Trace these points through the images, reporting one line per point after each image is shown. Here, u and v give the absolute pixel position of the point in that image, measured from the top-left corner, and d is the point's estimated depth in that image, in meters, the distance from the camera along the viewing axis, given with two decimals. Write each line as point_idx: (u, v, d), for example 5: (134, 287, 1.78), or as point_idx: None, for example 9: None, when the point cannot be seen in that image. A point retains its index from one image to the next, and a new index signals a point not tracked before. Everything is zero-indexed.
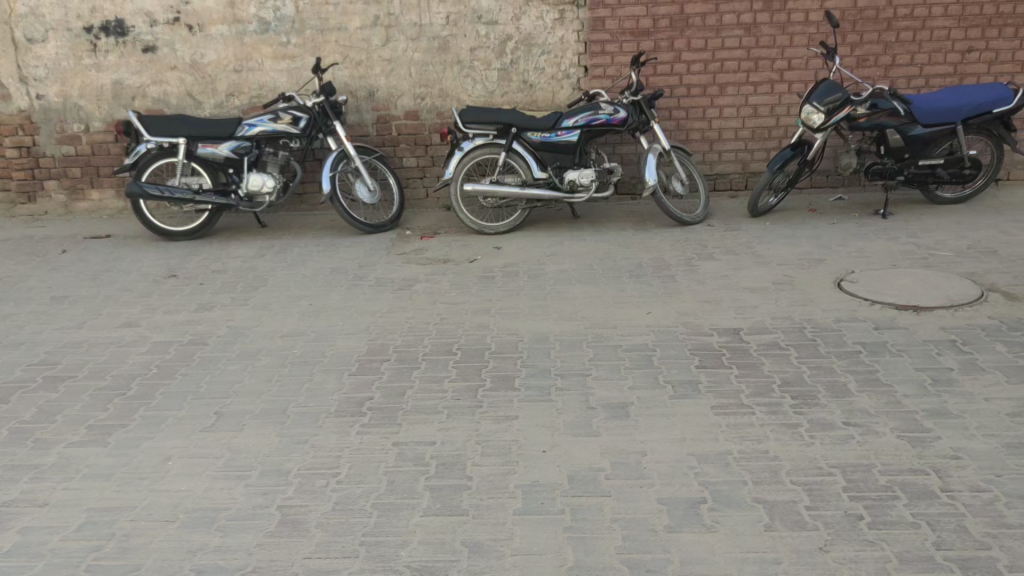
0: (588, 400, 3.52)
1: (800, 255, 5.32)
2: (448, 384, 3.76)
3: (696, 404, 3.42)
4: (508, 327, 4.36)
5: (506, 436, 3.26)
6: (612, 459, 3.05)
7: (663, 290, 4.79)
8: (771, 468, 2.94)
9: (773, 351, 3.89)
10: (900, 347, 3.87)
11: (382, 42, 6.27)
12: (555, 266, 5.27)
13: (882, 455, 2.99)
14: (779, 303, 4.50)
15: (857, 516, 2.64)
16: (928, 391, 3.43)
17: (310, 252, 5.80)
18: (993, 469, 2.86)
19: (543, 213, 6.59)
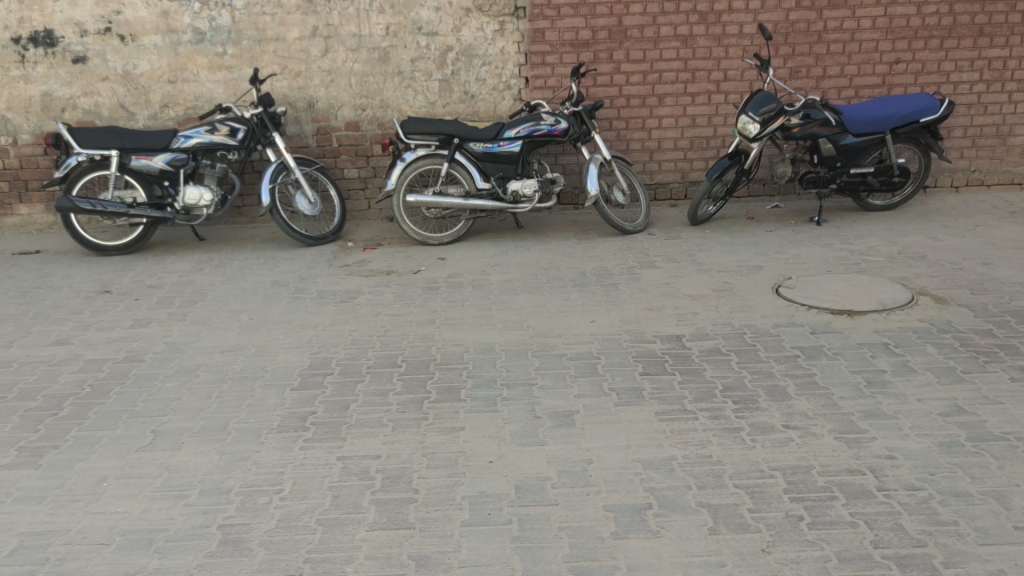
0: (534, 410, 4.02)
1: (735, 258, 6.13)
2: (393, 397, 4.20)
3: (644, 411, 3.97)
4: (452, 339, 4.89)
5: (453, 447, 3.70)
6: (557, 470, 3.49)
7: (605, 298, 5.48)
8: (715, 473, 3.43)
9: (714, 357, 4.53)
10: (835, 351, 4.54)
11: (315, 42, 6.76)
12: (498, 277, 5.92)
13: (819, 456, 3.52)
14: (719, 309, 5.21)
15: (798, 517, 3.10)
16: (862, 393, 4.05)
17: (249, 265, 6.27)
18: (924, 468, 3.38)
19: (464, 153, 6.48)
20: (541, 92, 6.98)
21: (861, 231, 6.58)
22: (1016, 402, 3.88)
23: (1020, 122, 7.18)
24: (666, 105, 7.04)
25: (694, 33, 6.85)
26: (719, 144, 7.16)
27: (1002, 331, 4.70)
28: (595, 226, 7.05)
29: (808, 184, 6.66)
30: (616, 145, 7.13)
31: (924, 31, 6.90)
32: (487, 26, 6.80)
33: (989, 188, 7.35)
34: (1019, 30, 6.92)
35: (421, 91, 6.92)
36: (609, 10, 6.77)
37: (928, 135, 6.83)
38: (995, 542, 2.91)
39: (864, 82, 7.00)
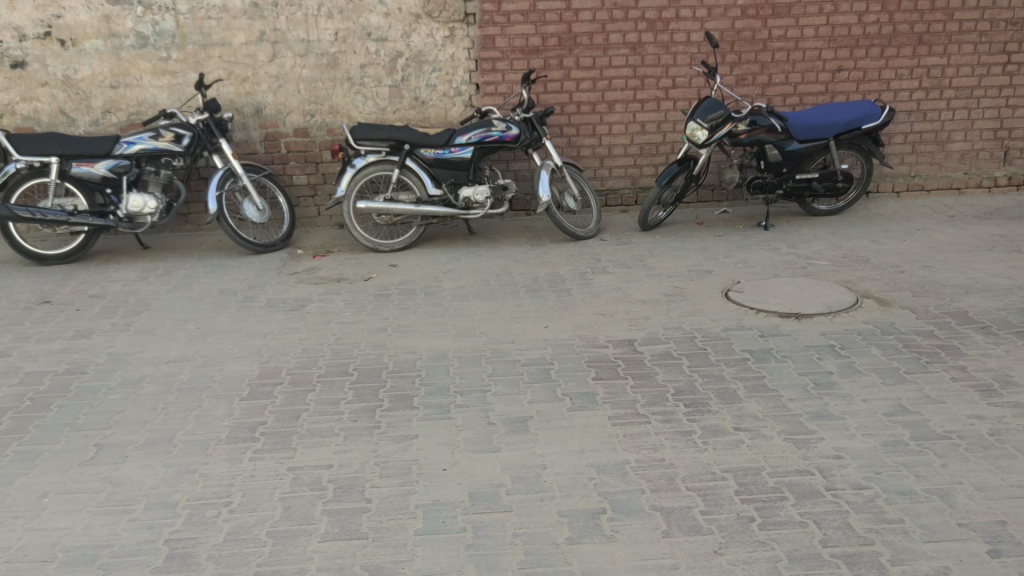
0: (487, 417, 4.00)
1: (685, 263, 6.19)
2: (344, 405, 4.15)
3: (597, 415, 3.98)
4: (404, 347, 4.85)
5: (406, 456, 3.67)
6: (511, 477, 3.48)
7: (558, 304, 5.49)
8: (667, 476, 3.45)
9: (665, 361, 4.57)
10: (783, 353, 4.61)
11: (262, 47, 6.67)
12: (450, 284, 5.90)
13: (769, 458, 3.56)
14: (670, 313, 5.26)
15: (749, 518, 3.14)
16: (810, 394, 4.11)
17: (196, 274, 6.15)
18: (870, 467, 3.45)
19: (415, 159, 6.46)
20: (492, 98, 6.98)
21: (807, 236, 6.71)
22: (957, 401, 3.98)
23: (958, 128, 7.38)
24: (616, 111, 7.09)
25: (642, 40, 6.92)
26: (669, 150, 7.25)
27: (942, 331, 4.82)
28: (546, 232, 7.07)
29: (755, 189, 6.78)
30: (567, 152, 7.17)
31: (866, 40, 7.06)
32: (437, 32, 6.79)
33: (929, 192, 7.55)
34: (956, 39, 7.12)
35: (371, 97, 6.87)
36: (559, 17, 6.81)
37: (869, 142, 6.96)
38: (940, 539, 2.97)
39: (808, 89, 7.15)
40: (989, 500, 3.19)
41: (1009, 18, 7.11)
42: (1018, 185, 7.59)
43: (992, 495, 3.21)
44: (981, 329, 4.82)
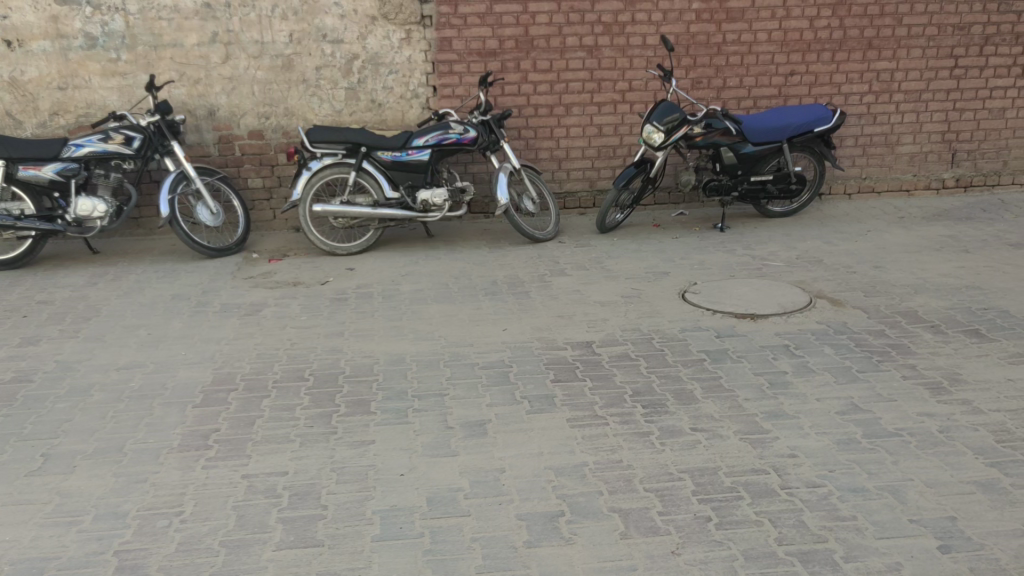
0: (446, 421, 3.98)
1: (642, 265, 6.23)
2: (300, 411, 4.10)
3: (555, 418, 3.98)
4: (362, 351, 4.81)
5: (363, 461, 3.63)
6: (469, 481, 3.46)
7: (516, 306, 5.49)
8: (625, 477, 3.46)
9: (623, 363, 4.59)
10: (739, 353, 4.66)
11: (215, 49, 6.57)
12: (408, 287, 5.87)
13: (725, 457, 3.60)
14: (628, 315, 5.29)
15: (705, 518, 3.16)
16: (765, 394, 4.16)
17: (148, 278, 6.04)
18: (824, 465, 3.50)
19: (372, 162, 6.41)
20: (449, 101, 6.96)
21: (762, 237, 6.80)
22: (907, 399, 4.06)
23: (907, 131, 7.53)
24: (574, 114, 7.12)
25: (599, 43, 6.95)
26: (626, 153, 7.29)
27: (893, 331, 4.91)
28: (505, 235, 7.07)
29: (711, 191, 6.85)
30: (525, 154, 7.18)
31: (817, 44, 7.17)
32: (393, 34, 6.75)
33: (880, 194, 7.70)
34: (905, 43, 7.26)
35: (327, 99, 6.81)
36: (516, 20, 6.81)
37: (821, 144, 7.10)
38: (891, 535, 3.02)
39: (762, 93, 7.25)
40: (939, 496, 3.25)
41: (956, 23, 7.25)
42: (965, 187, 7.76)
43: (941, 490, 3.28)
44: (930, 328, 4.92)
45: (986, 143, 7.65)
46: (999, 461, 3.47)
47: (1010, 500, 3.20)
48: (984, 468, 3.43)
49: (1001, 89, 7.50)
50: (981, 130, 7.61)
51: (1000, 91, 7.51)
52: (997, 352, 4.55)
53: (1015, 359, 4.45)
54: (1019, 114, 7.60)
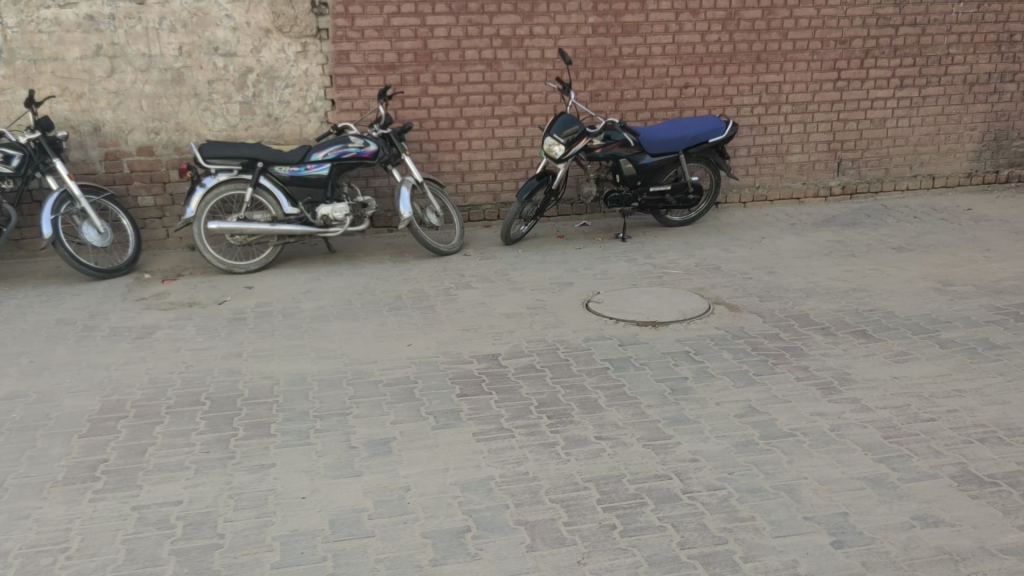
0: (349, 440, 3.90)
1: (547, 276, 6.27)
2: (195, 437, 3.95)
3: (461, 433, 3.95)
4: (260, 372, 4.68)
5: (262, 486, 3.52)
6: (373, 501, 3.40)
7: (421, 321, 5.45)
8: (531, 490, 3.46)
9: (529, 374, 4.60)
10: (642, 361, 4.73)
11: (99, 62, 6.32)
12: (309, 305, 5.75)
13: (629, 464, 3.64)
14: (533, 326, 5.31)
15: (610, 526, 3.18)
16: (667, 400, 4.23)
17: (30, 303, 5.73)
18: (723, 467, 3.58)
19: (269, 177, 6.26)
20: (348, 114, 6.87)
21: (662, 246, 6.94)
22: (800, 400, 4.20)
23: (795, 141, 7.84)
24: (475, 127, 7.12)
25: (498, 56, 6.99)
26: (528, 165, 7.34)
27: (787, 334, 5.08)
28: (409, 249, 7.01)
29: (612, 202, 6.96)
30: (427, 167, 7.14)
31: (709, 58, 7.39)
32: (288, 47, 6.62)
33: (772, 202, 7.97)
34: (791, 57, 7.56)
35: (220, 113, 6.62)
36: (414, 33, 6.78)
37: (716, 154, 7.31)
38: (788, 533, 3.11)
39: (658, 105, 7.42)
40: (832, 493, 3.36)
41: (838, 37, 7.59)
42: (851, 194, 8.11)
43: (834, 487, 3.39)
44: (821, 330, 5.11)
45: (869, 151, 8.02)
46: (887, 457, 3.62)
47: (898, 493, 3.33)
48: (873, 464, 3.57)
49: (881, 100, 7.87)
50: (864, 140, 7.97)
51: (880, 101, 7.88)
52: (883, 351, 4.76)
53: (899, 358, 4.66)
54: (898, 124, 7.98)
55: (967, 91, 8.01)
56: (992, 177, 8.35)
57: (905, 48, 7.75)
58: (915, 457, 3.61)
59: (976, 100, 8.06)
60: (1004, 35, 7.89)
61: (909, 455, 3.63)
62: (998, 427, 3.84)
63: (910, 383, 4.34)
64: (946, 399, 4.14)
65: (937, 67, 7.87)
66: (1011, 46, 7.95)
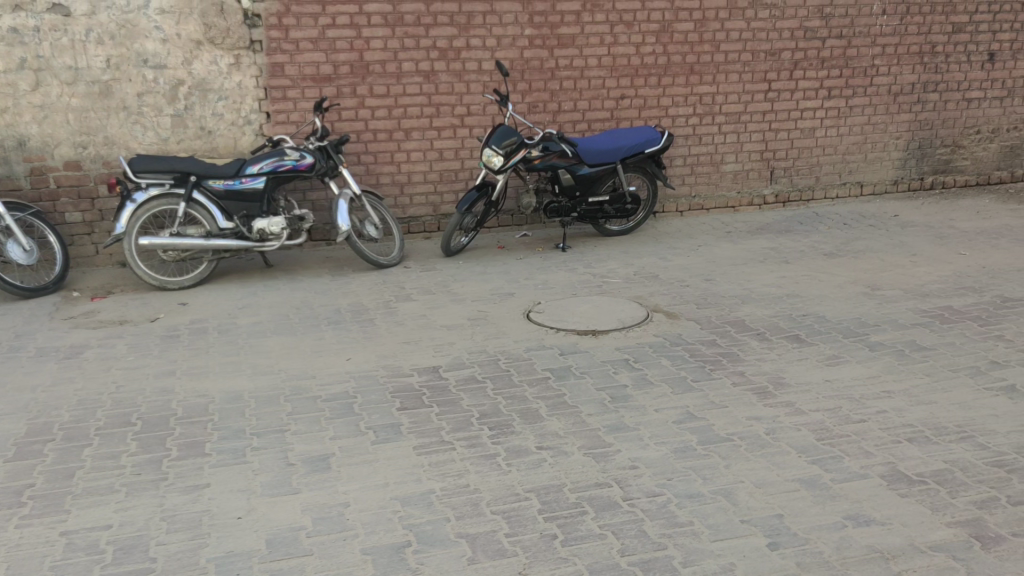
0: (286, 458, 3.84)
1: (487, 287, 6.28)
2: (126, 458, 3.85)
3: (401, 447, 3.92)
4: (194, 390, 4.58)
5: (195, 507, 3.44)
6: (312, 518, 3.35)
7: (361, 335, 5.40)
8: (472, 502, 3.45)
9: (470, 386, 4.59)
10: (582, 370, 4.76)
11: (23, 76, 6.14)
12: (246, 320, 5.65)
13: (570, 474, 3.65)
14: (474, 337, 5.30)
15: (551, 536, 3.19)
16: (607, 408, 4.26)
17: None
18: (662, 474, 3.62)
19: (203, 192, 6.15)
20: (284, 127, 6.79)
21: (601, 255, 7.01)
22: (737, 405, 4.27)
23: (729, 151, 7.99)
24: (413, 139, 7.10)
25: (435, 68, 6.99)
26: (467, 177, 7.33)
27: (723, 340, 5.16)
28: (348, 262, 6.94)
29: (551, 213, 7.00)
30: (365, 180, 7.09)
31: (644, 70, 7.51)
32: (221, 59, 6.53)
33: (709, 211, 8.10)
34: (723, 68, 7.72)
35: (151, 126, 6.49)
36: (350, 45, 6.75)
37: (653, 164, 7.41)
38: (725, 536, 3.15)
39: (595, 116, 7.50)
40: (767, 495, 3.42)
41: (768, 50, 7.78)
42: (784, 202, 8.30)
43: (769, 490, 3.46)
44: (757, 336, 5.21)
45: (800, 161, 8.23)
46: (820, 458, 3.70)
47: (830, 494, 3.41)
48: (806, 465, 3.65)
49: (810, 110, 8.08)
50: (795, 149, 8.17)
51: (810, 112, 8.09)
52: (816, 355, 4.88)
53: (831, 361, 4.78)
54: (827, 133, 8.20)
55: (892, 101, 8.27)
56: (917, 185, 8.61)
57: (833, 60, 7.98)
58: (847, 458, 3.70)
59: (901, 110, 8.32)
60: (926, 46, 8.17)
61: (841, 456, 3.72)
62: (926, 426, 3.96)
63: (841, 385, 4.45)
64: (875, 401, 4.26)
65: (863, 78, 8.12)
66: (933, 57, 8.23)
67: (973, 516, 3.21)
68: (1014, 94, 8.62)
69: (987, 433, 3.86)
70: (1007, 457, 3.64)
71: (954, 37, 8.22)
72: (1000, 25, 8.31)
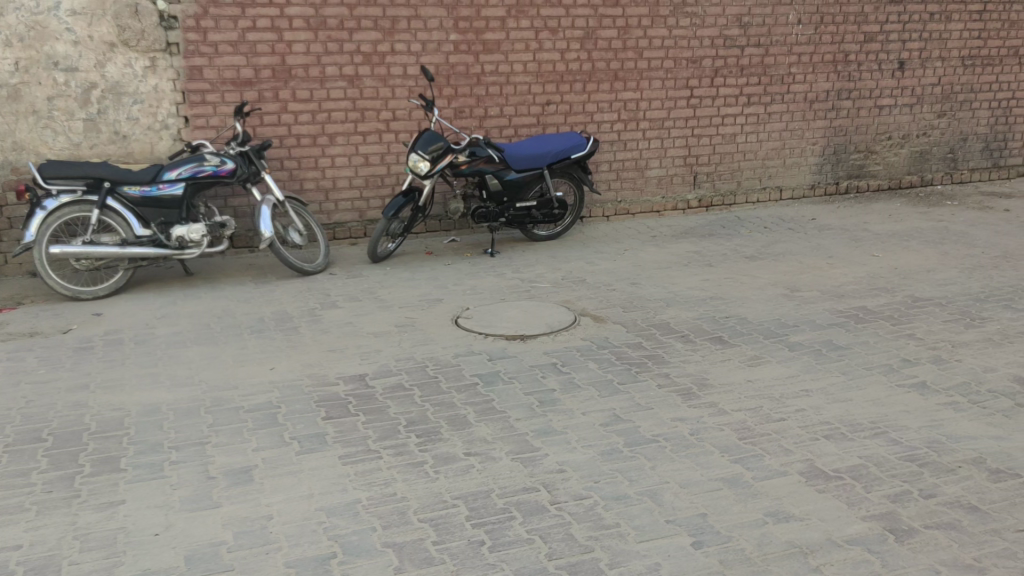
0: (206, 471, 3.74)
1: (414, 293, 6.23)
2: (36, 476, 3.69)
3: (326, 457, 3.85)
4: (110, 404, 4.42)
5: (110, 525, 3.31)
6: (233, 532, 3.26)
7: (285, 343, 5.29)
8: (399, 510, 3.41)
9: (397, 394, 4.54)
10: (510, 375, 4.76)
11: None
12: (164, 330, 5.48)
13: (498, 479, 3.64)
14: (401, 344, 5.25)
15: (479, 542, 3.18)
16: (535, 413, 4.27)
17: None
18: (590, 476, 3.64)
19: (118, 199, 5.95)
20: (203, 131, 6.62)
21: (529, 260, 7.03)
22: (662, 406, 4.32)
23: (653, 156, 8.12)
24: (338, 144, 7.01)
25: (359, 73, 6.92)
26: (394, 182, 7.27)
27: (649, 342, 5.23)
28: (272, 269, 6.81)
29: (479, 218, 6.99)
30: (289, 185, 6.97)
31: (569, 76, 7.57)
32: (136, 62, 6.34)
33: (634, 215, 8.21)
34: (646, 75, 7.84)
35: (62, 131, 6.26)
36: (271, 49, 6.63)
37: (579, 170, 7.47)
38: (650, 537, 3.19)
39: (521, 121, 7.53)
40: (691, 495, 3.47)
41: (690, 57, 7.94)
42: (707, 207, 8.44)
43: (694, 489, 3.51)
44: (681, 338, 5.29)
45: (722, 166, 8.40)
46: (742, 457, 3.78)
47: (752, 492, 3.48)
48: (728, 465, 3.71)
49: (731, 117, 8.26)
50: (717, 154, 8.34)
51: (730, 118, 8.27)
52: (738, 356, 4.98)
53: (753, 361, 4.88)
54: (747, 139, 8.39)
55: (809, 108, 8.52)
56: (833, 189, 8.88)
57: (751, 68, 8.18)
58: (767, 456, 3.78)
59: (817, 117, 8.58)
60: (839, 55, 8.45)
61: (762, 455, 3.80)
62: (841, 423, 4.07)
63: (763, 385, 4.55)
64: (794, 399, 4.36)
65: (781, 86, 8.34)
66: (846, 65, 8.52)
67: (886, 510, 3.31)
68: (923, 100, 8.95)
69: (899, 429, 3.99)
70: (918, 452, 3.77)
71: (866, 46, 8.52)
72: (908, 34, 8.64)
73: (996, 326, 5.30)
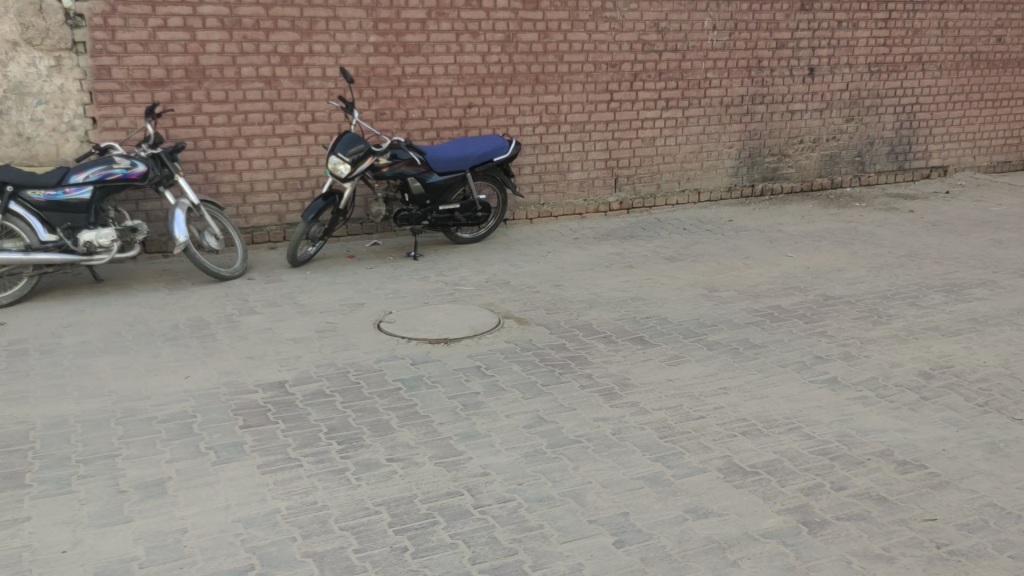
0: (116, 484, 3.60)
1: (335, 297, 6.14)
2: None
3: (244, 466, 3.76)
4: (13, 417, 4.22)
5: (12, 544, 3.16)
6: (145, 548, 3.15)
7: (202, 350, 5.15)
8: (319, 519, 3.34)
9: (318, 400, 4.45)
10: (433, 379, 4.73)
11: None
12: (72, 339, 5.27)
13: (421, 484, 3.61)
14: (322, 349, 5.17)
15: (402, 549, 3.14)
16: (458, 416, 4.25)
17: None
18: (513, 478, 3.64)
19: (21, 203, 5.69)
20: (113, 133, 6.38)
21: (452, 263, 7.00)
22: (584, 407, 4.35)
23: (575, 159, 8.19)
24: (255, 146, 6.86)
25: (276, 74, 6.79)
26: (313, 185, 7.15)
27: (572, 344, 5.26)
28: (187, 275, 6.61)
29: (402, 221, 6.93)
30: (204, 188, 6.78)
31: (490, 79, 7.58)
32: (40, 61, 6.09)
33: (557, 218, 8.27)
34: (567, 79, 7.90)
35: None
36: (184, 48, 6.44)
37: (501, 172, 7.47)
38: (573, 537, 3.20)
39: (443, 124, 7.50)
40: (614, 494, 3.51)
41: (609, 61, 8.03)
42: (627, 209, 8.56)
43: (616, 489, 3.55)
44: (603, 339, 5.34)
45: (642, 169, 8.54)
46: (663, 455, 3.84)
47: (672, 489, 3.54)
48: (649, 464, 3.76)
49: (650, 120, 8.40)
50: (636, 157, 8.47)
51: (649, 121, 8.40)
52: (658, 356, 5.05)
53: (672, 361, 4.97)
54: (665, 142, 8.55)
55: (724, 112, 8.71)
56: (749, 191, 9.12)
57: (669, 73, 8.33)
58: (687, 454, 3.84)
59: (732, 121, 8.79)
60: (753, 61, 8.67)
61: (682, 452, 3.86)
62: (757, 420, 4.17)
63: (682, 384, 4.63)
64: (712, 398, 4.45)
65: (698, 90, 8.52)
66: (759, 71, 8.74)
67: (800, 504, 3.40)
68: (832, 106, 9.26)
69: (812, 424, 4.11)
70: (830, 445, 3.89)
71: (778, 53, 8.77)
72: (817, 42, 8.93)
73: (901, 322, 5.51)
